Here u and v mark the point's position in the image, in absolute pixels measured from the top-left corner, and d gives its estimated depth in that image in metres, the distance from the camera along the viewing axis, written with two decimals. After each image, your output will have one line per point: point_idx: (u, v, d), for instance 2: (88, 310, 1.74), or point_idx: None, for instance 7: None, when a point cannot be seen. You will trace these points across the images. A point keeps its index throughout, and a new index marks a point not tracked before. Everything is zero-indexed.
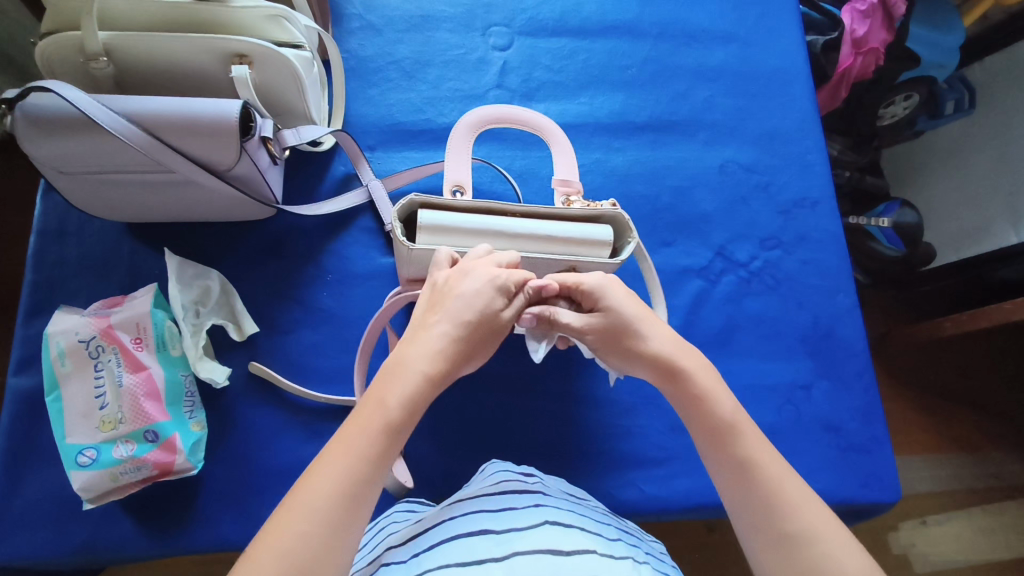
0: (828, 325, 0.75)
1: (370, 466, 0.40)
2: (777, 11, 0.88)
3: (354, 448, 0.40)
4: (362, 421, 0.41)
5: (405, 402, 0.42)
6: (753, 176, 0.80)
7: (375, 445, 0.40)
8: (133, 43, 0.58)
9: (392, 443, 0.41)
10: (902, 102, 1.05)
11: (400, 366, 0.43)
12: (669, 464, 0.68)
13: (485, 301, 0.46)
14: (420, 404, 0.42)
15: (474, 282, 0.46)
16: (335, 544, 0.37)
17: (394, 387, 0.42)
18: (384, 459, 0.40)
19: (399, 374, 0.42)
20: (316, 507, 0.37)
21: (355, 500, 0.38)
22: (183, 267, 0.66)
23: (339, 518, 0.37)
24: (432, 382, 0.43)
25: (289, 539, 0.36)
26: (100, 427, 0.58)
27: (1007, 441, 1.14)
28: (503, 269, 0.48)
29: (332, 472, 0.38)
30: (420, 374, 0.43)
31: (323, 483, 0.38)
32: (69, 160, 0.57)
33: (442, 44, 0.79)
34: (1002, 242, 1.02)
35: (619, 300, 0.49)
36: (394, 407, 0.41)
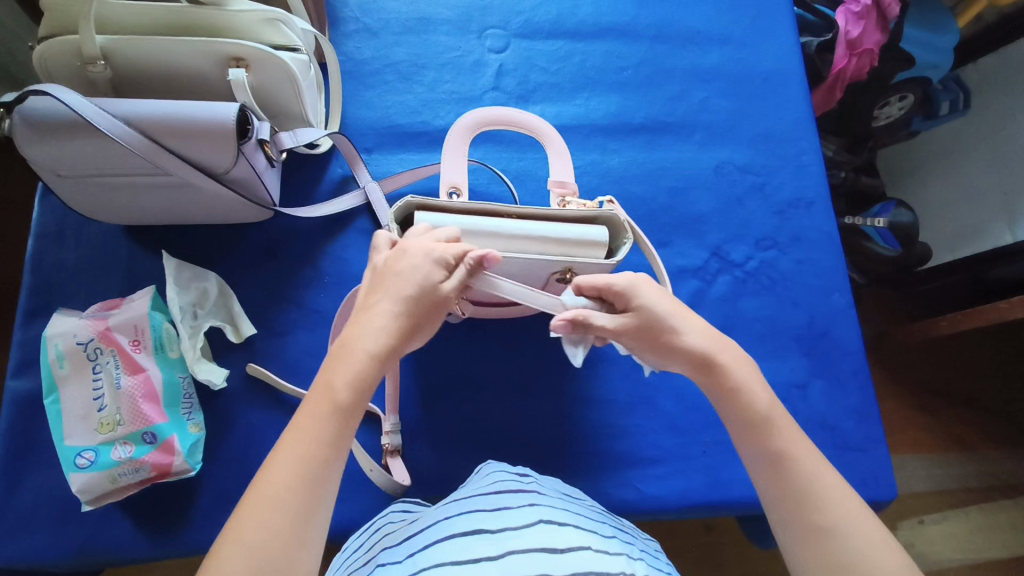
0: (823, 324, 0.75)
1: (327, 450, 0.41)
2: (771, 13, 0.88)
3: (308, 434, 0.41)
4: (314, 408, 0.42)
5: (354, 385, 0.43)
6: (748, 176, 0.80)
7: (327, 429, 0.41)
8: (131, 46, 0.58)
9: (345, 426, 0.42)
10: (897, 103, 1.05)
11: (345, 349, 0.44)
12: (666, 464, 0.69)
13: (425, 277, 0.46)
14: (370, 384, 0.43)
15: (413, 260, 0.47)
16: (301, 529, 0.38)
17: (339, 371, 0.43)
18: (339, 441, 0.42)
19: (347, 358, 0.44)
20: (277, 496, 0.38)
21: (314, 485, 0.39)
22: (180, 269, 0.66)
23: (301, 503, 0.38)
24: (379, 360, 0.44)
25: (256, 530, 0.37)
26: (99, 429, 0.58)
27: (1004, 440, 1.14)
28: (439, 243, 0.48)
29: (289, 460, 0.40)
30: (363, 353, 0.44)
31: (282, 471, 0.39)
32: (66, 163, 0.58)
33: (438, 46, 0.79)
34: (996, 242, 1.02)
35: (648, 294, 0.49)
36: (341, 389, 0.42)
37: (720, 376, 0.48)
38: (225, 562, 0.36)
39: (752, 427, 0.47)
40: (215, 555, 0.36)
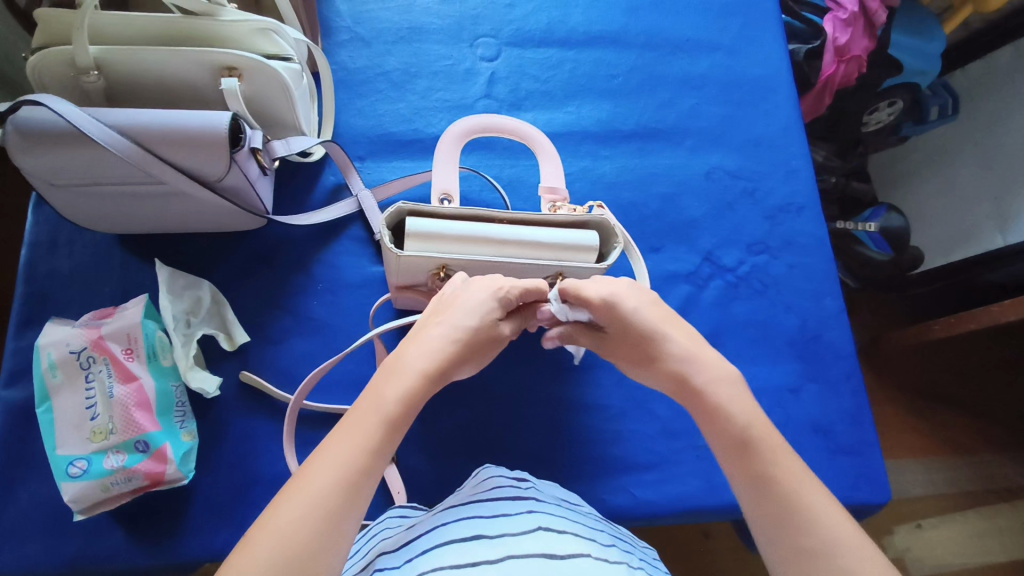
0: (815, 328, 0.75)
1: (368, 458, 0.41)
2: (759, 21, 0.89)
3: (353, 440, 0.41)
4: (361, 417, 0.42)
5: (402, 397, 0.43)
6: (739, 182, 0.81)
7: (372, 437, 0.42)
8: (125, 57, 0.59)
9: (391, 437, 0.43)
10: (887, 109, 1.07)
11: (401, 363, 0.45)
12: (659, 469, 0.69)
13: (490, 315, 0.49)
14: (414, 398, 0.44)
15: (479, 295, 0.50)
16: (332, 533, 0.38)
17: (390, 383, 0.44)
18: (382, 450, 0.42)
19: (400, 371, 0.45)
20: (312, 496, 0.38)
21: (353, 489, 0.39)
22: (174, 277, 0.66)
23: (336, 505, 0.38)
24: (427, 379, 0.45)
25: (285, 526, 0.37)
26: (91, 437, 0.58)
27: (998, 443, 1.15)
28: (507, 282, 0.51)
29: (330, 462, 0.40)
30: (418, 371, 0.45)
31: (320, 471, 0.39)
32: (60, 173, 0.58)
33: (430, 55, 0.80)
34: (988, 246, 1.03)
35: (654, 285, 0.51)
36: (390, 401, 0.43)
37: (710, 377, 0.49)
38: (251, 555, 0.35)
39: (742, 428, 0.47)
40: (242, 548, 0.36)
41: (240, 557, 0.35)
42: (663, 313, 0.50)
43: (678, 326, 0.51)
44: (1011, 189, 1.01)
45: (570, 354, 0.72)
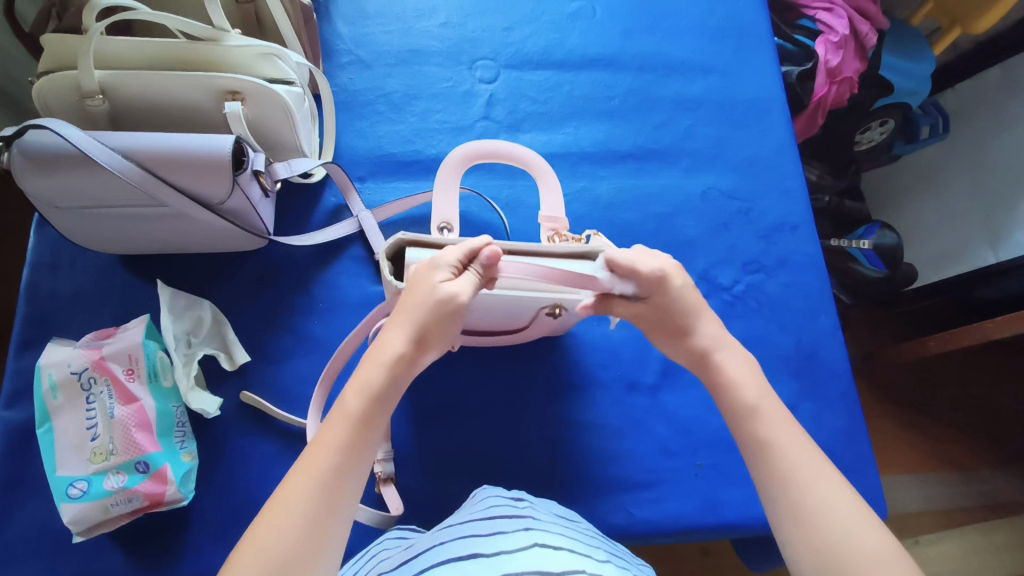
0: (810, 347, 0.76)
1: (341, 456, 0.42)
2: (752, 44, 0.91)
3: (324, 445, 0.42)
4: (330, 420, 0.43)
5: (367, 393, 0.44)
6: (734, 202, 0.82)
7: (339, 436, 0.43)
8: (130, 81, 0.60)
9: (361, 433, 0.43)
10: (879, 128, 1.09)
11: (364, 362, 0.46)
12: (657, 488, 0.69)
13: (429, 283, 0.47)
14: (384, 393, 0.45)
15: (424, 271, 0.48)
16: (315, 534, 0.39)
17: (353, 383, 0.45)
18: (355, 451, 0.43)
19: (364, 369, 0.45)
20: (292, 506, 0.39)
21: (330, 489, 0.41)
22: (176, 297, 0.67)
23: (314, 511, 0.40)
24: (395, 371, 0.45)
25: (268, 538, 0.38)
26: (92, 458, 0.58)
27: (993, 458, 1.15)
28: (448, 251, 0.50)
29: (306, 471, 0.41)
30: (378, 363, 0.45)
31: (295, 476, 0.41)
32: (63, 196, 0.59)
33: (430, 77, 0.81)
34: (980, 262, 1.04)
35: (672, 291, 0.50)
36: (355, 400, 0.44)
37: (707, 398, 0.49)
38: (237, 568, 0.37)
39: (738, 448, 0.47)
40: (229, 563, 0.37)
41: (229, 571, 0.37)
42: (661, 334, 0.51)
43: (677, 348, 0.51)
44: (1001, 206, 1.03)
45: (568, 373, 0.72)
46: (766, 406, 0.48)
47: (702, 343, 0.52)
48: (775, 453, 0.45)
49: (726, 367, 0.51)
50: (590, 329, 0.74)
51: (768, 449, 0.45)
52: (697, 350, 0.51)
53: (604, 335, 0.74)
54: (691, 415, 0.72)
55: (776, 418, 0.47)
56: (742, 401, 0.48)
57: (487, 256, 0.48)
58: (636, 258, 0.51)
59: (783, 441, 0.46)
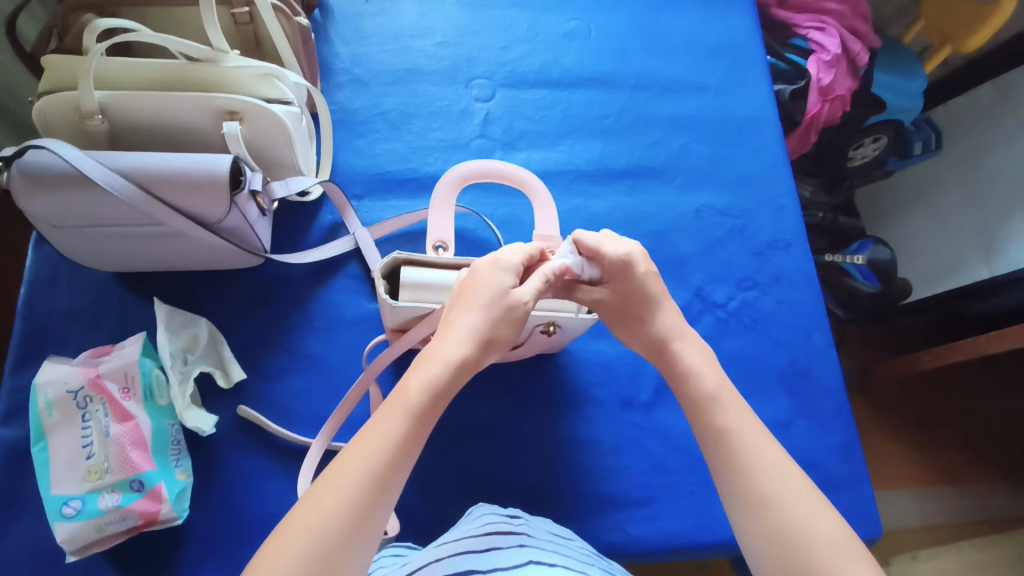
0: (804, 364, 0.76)
1: (396, 448, 0.42)
2: (746, 63, 0.92)
3: (381, 431, 0.42)
4: (388, 408, 0.43)
5: (429, 389, 0.44)
6: (727, 219, 0.83)
7: (399, 427, 0.43)
8: (130, 102, 0.60)
9: (418, 429, 0.43)
10: (871, 145, 1.09)
11: (426, 359, 0.46)
12: (652, 505, 0.69)
13: (497, 285, 0.48)
14: (443, 389, 0.45)
15: (486, 270, 0.49)
16: (359, 525, 0.39)
17: (414, 376, 0.45)
18: (410, 443, 0.43)
19: (426, 366, 0.45)
20: (341, 489, 0.39)
21: (381, 481, 0.40)
22: (172, 315, 0.67)
23: (366, 499, 0.40)
24: (458, 371, 0.46)
25: (316, 520, 0.38)
26: (87, 476, 0.58)
27: (990, 473, 1.15)
28: (512, 254, 0.51)
29: (360, 454, 0.41)
30: (446, 360, 0.45)
31: (352, 462, 0.41)
32: (62, 215, 0.59)
33: (427, 96, 0.82)
34: (974, 277, 1.05)
35: (635, 277, 0.52)
36: (416, 392, 0.44)
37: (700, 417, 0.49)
38: (288, 546, 0.37)
39: (730, 468, 0.48)
40: (275, 540, 0.38)
41: (273, 548, 0.37)
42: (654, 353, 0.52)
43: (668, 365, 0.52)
44: (995, 220, 1.04)
45: (563, 390, 0.73)
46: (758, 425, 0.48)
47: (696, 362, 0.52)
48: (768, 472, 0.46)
49: (718, 386, 0.51)
50: (585, 346, 0.75)
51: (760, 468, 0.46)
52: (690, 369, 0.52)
53: (599, 353, 0.75)
54: (686, 432, 0.73)
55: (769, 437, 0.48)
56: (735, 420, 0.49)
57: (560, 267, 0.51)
58: (602, 241, 0.53)
59: (776, 461, 0.46)
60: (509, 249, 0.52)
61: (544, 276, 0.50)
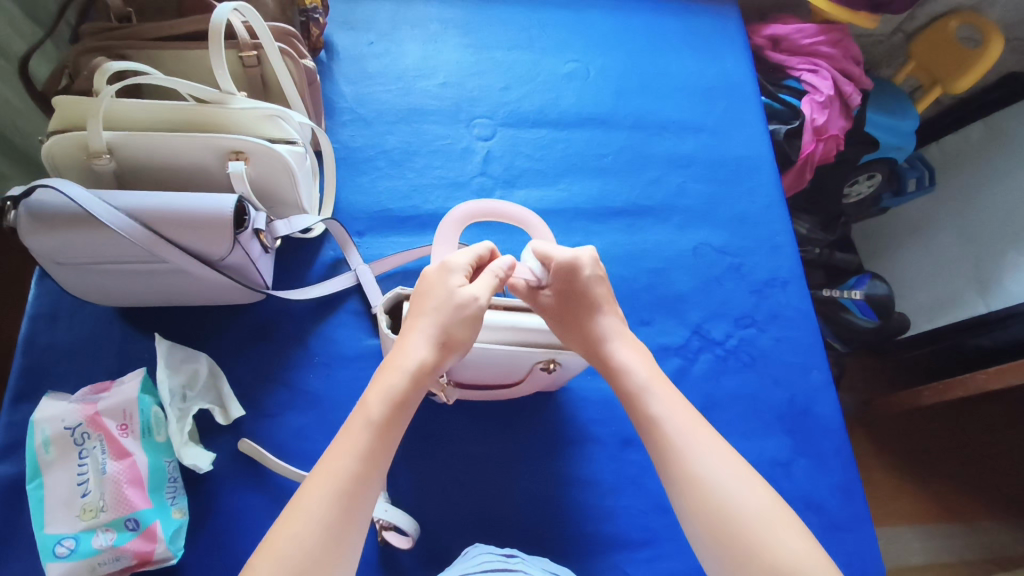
0: (803, 403, 0.76)
1: (360, 463, 0.46)
2: (741, 103, 0.94)
3: (344, 449, 0.46)
4: (351, 425, 0.48)
5: (387, 400, 0.49)
6: (725, 257, 0.84)
7: (361, 442, 0.47)
8: (137, 142, 0.62)
9: (383, 439, 0.48)
10: (866, 182, 1.12)
11: (389, 367, 0.51)
12: (653, 546, 0.68)
13: (449, 290, 0.53)
14: (402, 398, 0.49)
15: (438, 278, 0.54)
16: (336, 541, 0.43)
17: (375, 388, 0.49)
18: (372, 458, 0.46)
19: (388, 374, 0.50)
20: (311, 514, 0.43)
21: (350, 496, 0.44)
22: (172, 350, 0.67)
23: (332, 520, 0.43)
24: (416, 376, 0.50)
25: (285, 544, 0.42)
26: (81, 515, 0.58)
27: (995, 511, 1.14)
28: (460, 257, 0.56)
29: (324, 478, 0.45)
30: (405, 368, 0.50)
31: (321, 484, 0.44)
32: (67, 253, 0.60)
33: (429, 135, 0.84)
34: (971, 312, 1.05)
35: (580, 282, 0.57)
36: (375, 405, 0.48)
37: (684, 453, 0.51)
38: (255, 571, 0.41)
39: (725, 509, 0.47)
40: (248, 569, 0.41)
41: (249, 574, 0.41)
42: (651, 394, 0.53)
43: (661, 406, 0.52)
44: (990, 256, 1.05)
45: (564, 429, 0.72)
46: (735, 471, 0.48)
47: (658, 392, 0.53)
48: (765, 516, 0.46)
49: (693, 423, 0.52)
50: (584, 383, 0.75)
51: (741, 515, 0.46)
52: (649, 397, 0.53)
53: (598, 390, 0.75)
54: None
55: (753, 480, 0.48)
56: (712, 465, 0.49)
57: (505, 266, 0.56)
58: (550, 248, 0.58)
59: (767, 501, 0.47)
60: (458, 253, 0.56)
61: (493, 276, 0.55)
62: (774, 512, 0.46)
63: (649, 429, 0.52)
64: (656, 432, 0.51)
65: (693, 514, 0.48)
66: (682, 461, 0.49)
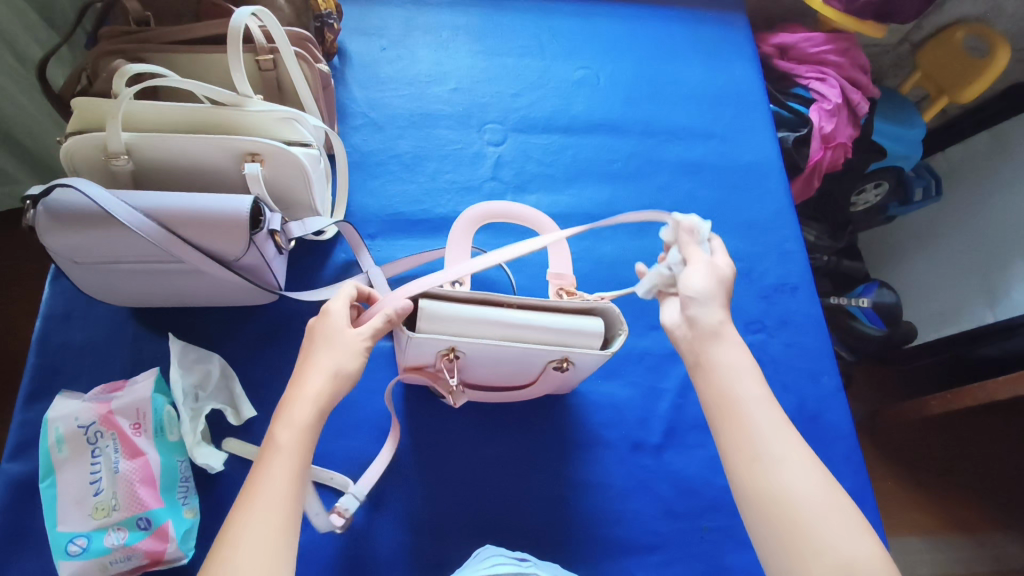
0: (814, 409, 0.76)
1: (287, 485, 0.46)
2: (749, 111, 0.95)
3: (263, 476, 0.46)
4: (260, 459, 0.47)
5: (296, 427, 0.48)
6: (735, 263, 0.84)
7: (278, 468, 0.46)
8: (155, 144, 0.62)
9: (299, 462, 0.47)
10: (874, 191, 1.12)
11: (290, 401, 0.50)
12: (663, 551, 0.68)
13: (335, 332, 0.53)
14: (311, 425, 0.49)
15: (321, 323, 0.54)
16: (275, 557, 0.43)
17: (278, 422, 0.49)
18: (294, 482, 0.46)
19: (294, 407, 0.49)
20: (246, 539, 0.43)
21: (280, 516, 0.44)
22: (186, 350, 0.67)
23: (268, 544, 0.43)
24: (322, 405, 0.50)
25: (225, 567, 0.41)
26: (94, 514, 0.58)
27: (1004, 522, 1.13)
28: (343, 299, 0.55)
29: (252, 503, 0.45)
30: (308, 399, 0.50)
31: (255, 504, 0.44)
32: (84, 252, 0.60)
33: (441, 140, 0.85)
34: (978, 321, 1.05)
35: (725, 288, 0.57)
36: (280, 435, 0.48)
37: (736, 433, 0.50)
38: None
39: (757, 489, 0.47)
40: None
41: None
42: (741, 380, 0.52)
43: (743, 393, 0.51)
44: (996, 266, 1.05)
45: (574, 432, 0.72)
46: (793, 449, 0.48)
47: (744, 375, 0.52)
48: (792, 494, 0.46)
49: (768, 405, 0.51)
50: (595, 387, 0.75)
51: (791, 499, 0.46)
52: (736, 381, 0.52)
53: (609, 394, 0.75)
54: (696, 476, 0.72)
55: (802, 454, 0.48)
56: (782, 450, 0.48)
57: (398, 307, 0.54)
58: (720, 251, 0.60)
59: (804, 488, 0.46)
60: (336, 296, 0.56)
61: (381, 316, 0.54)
62: (805, 493, 0.46)
63: (728, 409, 0.51)
64: (730, 408, 0.51)
65: (750, 495, 0.47)
66: (745, 438, 0.49)
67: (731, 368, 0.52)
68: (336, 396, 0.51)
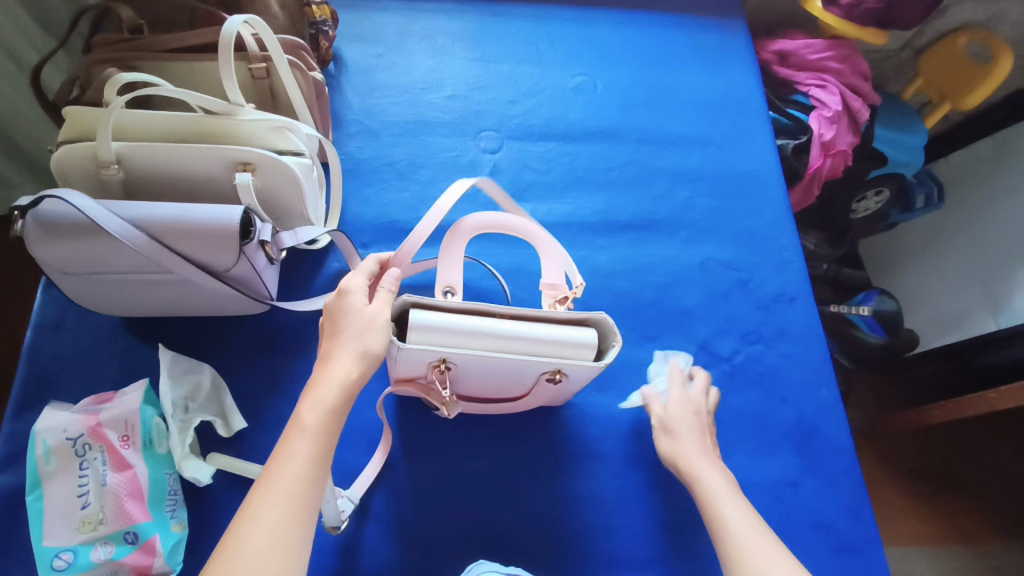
0: (811, 421, 0.75)
1: (308, 467, 0.46)
2: (748, 118, 0.94)
3: (289, 456, 0.46)
4: (286, 438, 0.48)
5: (323, 410, 0.49)
6: (733, 273, 0.83)
7: (305, 449, 0.47)
8: (145, 153, 0.62)
9: (324, 444, 0.48)
10: (874, 198, 1.12)
11: (316, 384, 0.51)
12: (657, 565, 0.67)
13: (352, 309, 0.54)
14: (337, 407, 0.50)
15: (339, 302, 0.55)
16: (290, 538, 0.43)
17: (309, 402, 0.49)
18: (318, 464, 0.47)
19: (321, 388, 0.50)
20: (269, 519, 0.43)
21: (301, 498, 0.45)
22: (175, 361, 0.66)
23: (288, 525, 0.43)
24: (349, 388, 0.51)
25: (243, 545, 0.42)
26: (81, 527, 0.57)
27: (1006, 532, 1.12)
28: (356, 277, 0.57)
29: (276, 483, 0.45)
30: (336, 381, 0.50)
31: (277, 483, 0.45)
32: (73, 263, 0.60)
33: (436, 147, 0.84)
34: (980, 328, 1.04)
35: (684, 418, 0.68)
36: (309, 416, 0.48)
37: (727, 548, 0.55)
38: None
39: None
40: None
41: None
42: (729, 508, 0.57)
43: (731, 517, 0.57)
44: (998, 274, 1.04)
45: (567, 444, 0.72)
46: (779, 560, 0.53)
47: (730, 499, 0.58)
48: None
49: (759, 534, 0.55)
50: (590, 399, 0.74)
51: None
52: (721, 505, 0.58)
53: (604, 406, 0.74)
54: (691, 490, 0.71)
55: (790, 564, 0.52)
56: (774, 570, 0.52)
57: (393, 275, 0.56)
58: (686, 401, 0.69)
59: None
60: (353, 275, 0.57)
61: (385, 289, 0.55)
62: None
63: (720, 527, 0.56)
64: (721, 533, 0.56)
65: None
66: (740, 563, 0.53)
67: (719, 502, 0.58)
68: (362, 376, 0.51)
